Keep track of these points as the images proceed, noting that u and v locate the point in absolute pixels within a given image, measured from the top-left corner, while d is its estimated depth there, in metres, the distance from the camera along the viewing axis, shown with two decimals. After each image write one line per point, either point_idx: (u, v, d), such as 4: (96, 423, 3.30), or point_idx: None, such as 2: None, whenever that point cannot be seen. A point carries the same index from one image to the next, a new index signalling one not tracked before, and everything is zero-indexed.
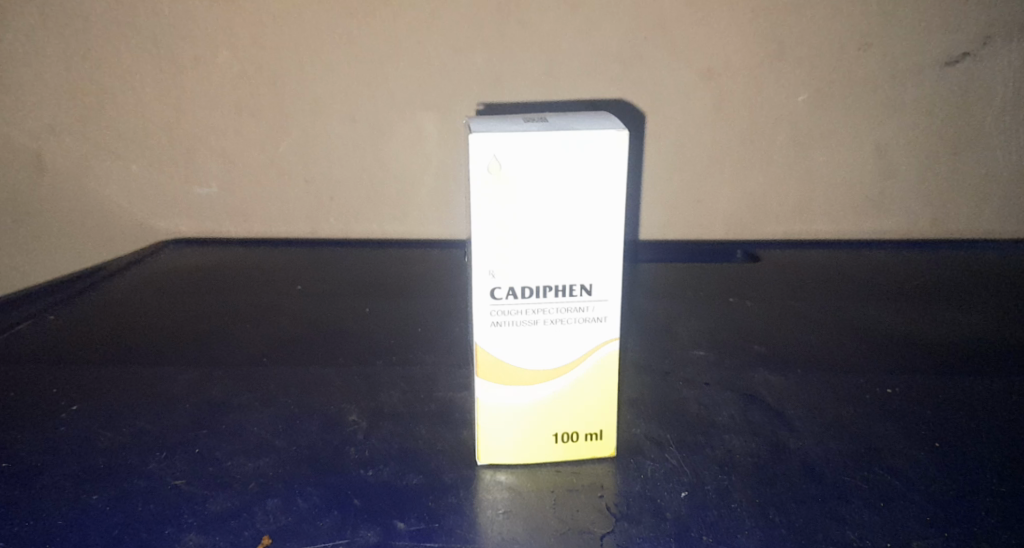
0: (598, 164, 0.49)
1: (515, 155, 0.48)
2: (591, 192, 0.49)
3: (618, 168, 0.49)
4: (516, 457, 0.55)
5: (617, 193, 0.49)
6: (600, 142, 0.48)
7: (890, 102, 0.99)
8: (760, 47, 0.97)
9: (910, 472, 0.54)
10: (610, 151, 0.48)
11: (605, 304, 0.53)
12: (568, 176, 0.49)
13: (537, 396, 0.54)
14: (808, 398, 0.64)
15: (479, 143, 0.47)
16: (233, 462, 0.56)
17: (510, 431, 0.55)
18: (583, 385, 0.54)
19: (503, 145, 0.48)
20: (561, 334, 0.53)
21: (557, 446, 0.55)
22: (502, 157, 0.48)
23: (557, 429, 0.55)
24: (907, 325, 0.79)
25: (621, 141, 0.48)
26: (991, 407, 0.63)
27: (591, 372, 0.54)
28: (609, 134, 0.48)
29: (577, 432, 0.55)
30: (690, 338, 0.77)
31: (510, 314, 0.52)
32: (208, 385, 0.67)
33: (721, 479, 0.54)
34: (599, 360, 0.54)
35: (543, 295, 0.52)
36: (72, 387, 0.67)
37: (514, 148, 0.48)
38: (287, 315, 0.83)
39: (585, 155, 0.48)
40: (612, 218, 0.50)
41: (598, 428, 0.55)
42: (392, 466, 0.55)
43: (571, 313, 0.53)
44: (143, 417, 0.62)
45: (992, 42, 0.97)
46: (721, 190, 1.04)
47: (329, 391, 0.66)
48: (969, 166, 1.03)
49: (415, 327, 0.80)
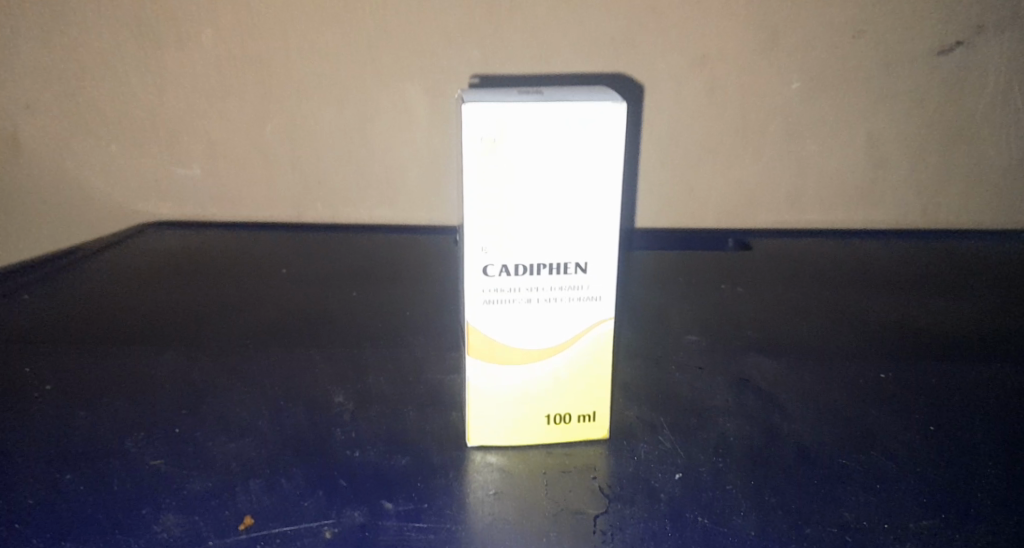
0: (597, 141, 0.47)
1: (510, 127, 0.46)
2: (588, 167, 0.48)
3: (615, 142, 0.47)
4: (506, 439, 0.54)
5: (614, 171, 0.48)
6: (599, 116, 0.47)
7: (883, 90, 0.99)
8: (754, 33, 0.96)
9: (905, 455, 0.54)
10: (606, 126, 0.47)
11: (600, 283, 0.52)
12: (564, 155, 0.48)
13: (531, 377, 0.53)
14: (801, 383, 0.64)
15: (472, 113, 0.46)
16: (216, 443, 0.54)
17: (500, 411, 0.54)
18: (577, 367, 0.53)
19: (497, 117, 0.46)
20: (554, 314, 0.52)
21: (548, 428, 0.54)
22: (496, 129, 0.46)
23: (549, 411, 0.54)
24: (899, 314, 0.78)
25: (619, 116, 0.47)
26: (983, 392, 0.62)
27: (588, 353, 0.53)
28: (606, 108, 0.47)
29: (570, 414, 0.54)
30: (682, 324, 0.76)
31: (501, 293, 0.51)
32: (190, 368, 0.66)
33: (715, 461, 0.53)
34: (594, 340, 0.53)
35: (536, 274, 0.51)
36: (49, 368, 0.65)
37: (508, 119, 0.46)
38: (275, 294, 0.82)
39: (582, 130, 0.47)
40: (607, 198, 0.49)
41: (592, 410, 0.54)
42: (380, 447, 0.54)
43: (566, 292, 0.52)
44: (122, 398, 0.60)
45: (986, 30, 0.96)
46: (712, 178, 1.04)
47: (317, 374, 0.65)
48: (961, 155, 1.02)
49: (403, 311, 0.79)
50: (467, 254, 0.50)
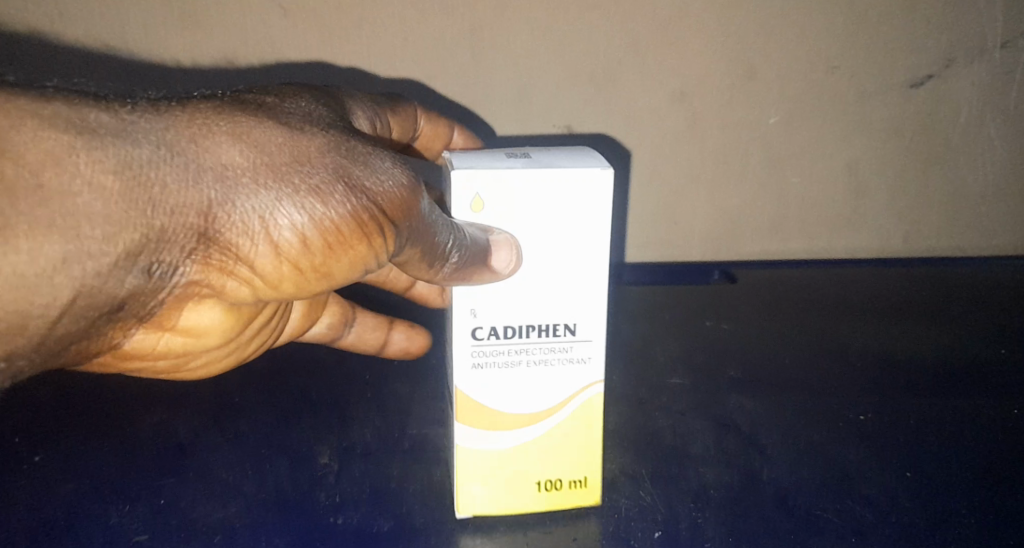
0: (582, 202, 0.52)
1: (499, 190, 0.51)
2: (574, 226, 0.52)
3: (599, 203, 0.52)
4: (498, 506, 0.55)
5: (599, 230, 0.52)
6: (584, 180, 0.51)
7: (859, 122, 1.01)
8: (731, 70, 0.98)
9: (879, 499, 0.55)
10: (590, 190, 0.52)
11: (587, 344, 0.55)
12: (550, 215, 0.52)
13: (523, 441, 0.55)
14: (782, 424, 0.64)
15: (464, 177, 0.51)
16: (200, 511, 0.55)
17: (492, 477, 0.55)
18: (568, 430, 0.56)
19: (486, 180, 0.51)
20: (546, 374, 0.55)
21: (540, 495, 0.56)
22: (486, 191, 0.51)
23: (540, 476, 0.56)
24: (880, 346, 0.79)
25: (603, 179, 0.51)
26: (959, 430, 0.63)
27: (577, 415, 0.56)
28: (590, 172, 0.51)
29: (561, 480, 0.56)
30: (667, 363, 0.76)
31: (493, 353, 0.54)
32: (176, 427, 0.66)
33: (694, 514, 0.54)
34: (584, 402, 0.56)
35: (526, 336, 0.54)
36: (34, 433, 0.66)
37: (497, 182, 0.51)
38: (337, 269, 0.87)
39: (568, 193, 0.52)
40: (593, 255, 0.53)
41: (583, 475, 0.56)
42: (364, 510, 0.55)
43: (556, 354, 0.55)
44: (107, 464, 0.61)
45: (955, 62, 0.98)
46: (696, 211, 1.05)
47: (302, 429, 0.65)
48: (938, 183, 1.04)
49: (390, 358, 0.79)
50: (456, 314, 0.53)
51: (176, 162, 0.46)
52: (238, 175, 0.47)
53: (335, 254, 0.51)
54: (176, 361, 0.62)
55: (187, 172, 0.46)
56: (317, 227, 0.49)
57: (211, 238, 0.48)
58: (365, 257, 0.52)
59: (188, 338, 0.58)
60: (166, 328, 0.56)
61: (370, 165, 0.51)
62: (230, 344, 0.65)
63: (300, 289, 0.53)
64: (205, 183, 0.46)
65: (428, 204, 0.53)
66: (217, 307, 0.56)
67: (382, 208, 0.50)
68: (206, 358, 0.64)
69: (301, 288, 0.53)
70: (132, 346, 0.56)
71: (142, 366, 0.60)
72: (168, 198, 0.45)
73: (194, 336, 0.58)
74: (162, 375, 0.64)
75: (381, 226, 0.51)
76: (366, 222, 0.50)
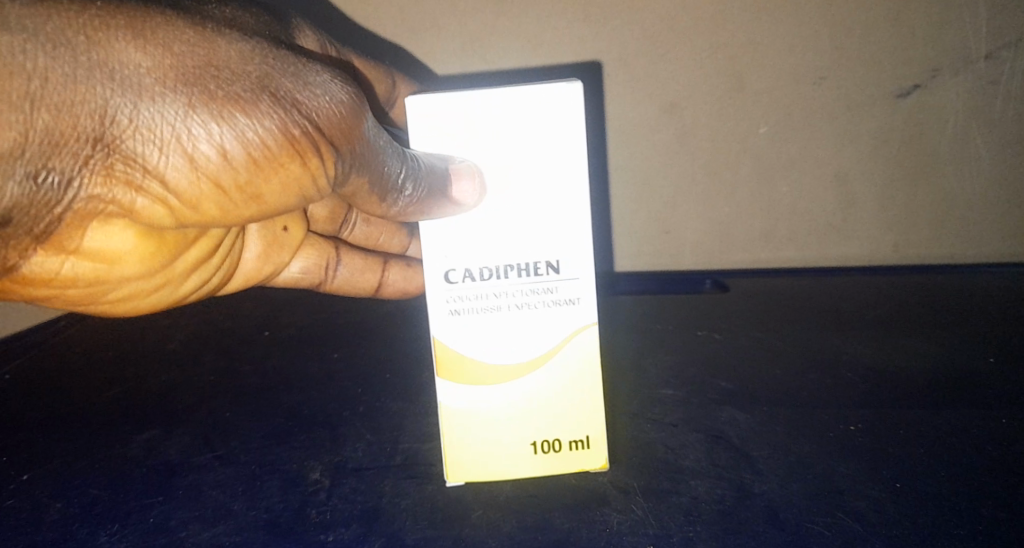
0: (538, 112, 0.62)
1: (458, 108, 0.62)
2: (530, 133, 0.62)
3: (551, 113, 0.62)
4: (496, 468, 0.62)
5: (553, 137, 0.62)
6: (537, 93, 0.61)
7: (847, 133, 1.01)
8: (720, 82, 1.00)
9: (871, 514, 0.55)
10: (543, 102, 0.61)
11: (566, 283, 0.63)
12: (507, 125, 0.62)
13: (519, 393, 0.64)
14: (772, 437, 0.64)
15: (425, 99, 0.62)
16: (189, 531, 0.55)
17: (491, 433, 0.63)
18: (560, 386, 0.63)
19: (446, 100, 0.62)
20: (531, 304, 0.63)
21: (537, 457, 0.62)
22: (445, 110, 0.63)
23: (537, 438, 0.63)
24: (872, 358, 0.79)
25: (553, 90, 0.61)
26: (950, 442, 0.63)
27: (574, 380, 0.63)
28: (542, 88, 0.61)
29: (558, 441, 0.63)
30: (660, 376, 0.76)
31: (475, 275, 0.63)
32: (168, 445, 0.66)
33: (686, 529, 0.54)
34: (574, 350, 0.63)
35: (511, 274, 0.63)
36: (26, 452, 0.66)
37: (456, 103, 0.62)
38: (318, 228, 0.94)
39: (522, 105, 0.62)
40: (551, 162, 0.62)
41: (584, 437, 0.62)
42: (353, 529, 0.54)
43: (542, 292, 0.63)
44: (97, 483, 0.61)
45: (941, 73, 0.99)
46: (687, 221, 1.06)
47: (293, 446, 0.65)
48: (929, 192, 1.04)
49: (383, 373, 0.79)
50: (431, 255, 0.64)
51: (85, 67, 0.53)
52: (149, 82, 0.54)
53: (265, 172, 0.60)
54: (132, 289, 0.73)
55: (109, 83, 0.54)
56: (237, 142, 0.57)
57: (112, 149, 0.56)
58: (301, 178, 0.61)
59: (98, 265, 0.66)
60: (68, 251, 0.63)
61: (304, 79, 0.59)
62: (163, 275, 0.75)
63: (223, 209, 0.62)
64: (117, 95, 0.54)
65: (372, 135, 0.63)
66: (126, 232, 0.64)
67: (319, 128, 0.59)
68: (126, 287, 0.72)
69: (231, 209, 0.62)
70: (36, 265, 0.64)
71: (62, 291, 0.68)
72: (87, 101, 0.54)
73: (107, 263, 0.66)
74: (102, 307, 0.74)
75: (319, 146, 0.59)
76: (290, 137, 0.58)
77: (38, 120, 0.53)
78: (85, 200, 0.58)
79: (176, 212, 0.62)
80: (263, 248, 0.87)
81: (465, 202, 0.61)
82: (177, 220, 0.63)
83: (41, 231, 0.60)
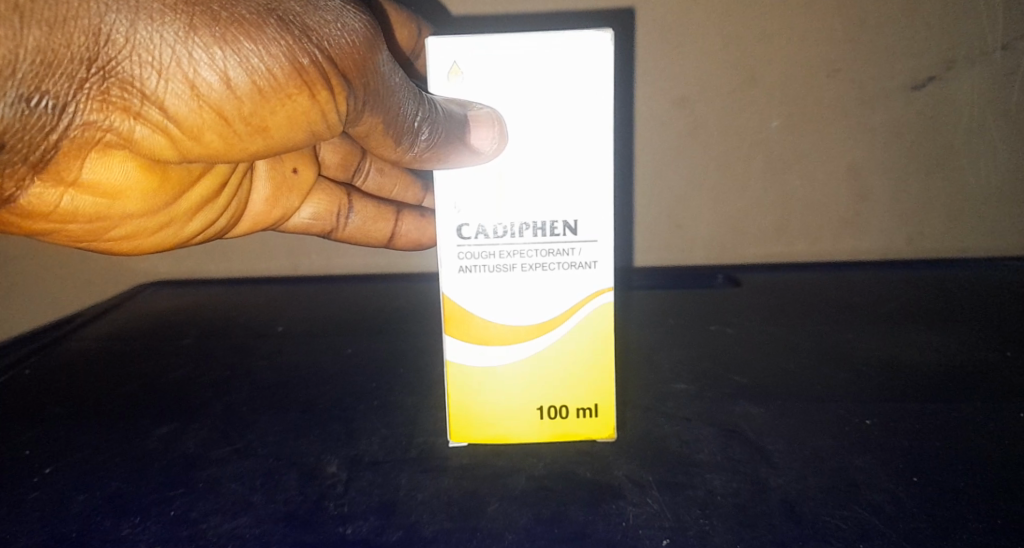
0: (564, 62, 0.61)
1: (481, 54, 0.61)
2: (556, 84, 0.61)
3: (578, 63, 0.60)
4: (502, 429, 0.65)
5: (580, 88, 0.61)
6: (565, 42, 0.60)
7: (859, 126, 1.01)
8: (732, 75, 0.99)
9: (889, 507, 0.54)
10: (569, 51, 0.60)
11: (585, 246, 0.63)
12: (532, 75, 0.61)
13: (528, 358, 0.65)
14: (786, 430, 0.64)
15: (448, 42, 0.61)
16: (210, 523, 0.55)
17: (501, 394, 0.65)
18: (569, 350, 0.65)
19: (469, 44, 0.61)
20: (548, 261, 0.64)
21: (544, 422, 0.65)
22: (467, 55, 0.61)
23: (543, 402, 0.65)
24: (884, 352, 0.79)
25: (580, 40, 0.60)
26: (965, 435, 0.63)
27: (583, 349, 0.65)
28: (569, 36, 0.60)
29: (566, 407, 0.65)
30: (672, 370, 0.76)
31: (490, 232, 0.63)
32: (186, 439, 0.67)
33: (701, 522, 0.54)
34: (586, 314, 0.64)
35: (528, 232, 0.63)
36: (45, 446, 0.66)
37: (478, 48, 0.61)
38: (329, 173, 0.96)
39: (548, 54, 0.60)
40: (576, 113, 0.61)
41: (592, 404, 0.65)
42: (372, 521, 0.55)
43: (559, 250, 0.63)
44: (117, 476, 0.61)
45: (956, 65, 0.99)
46: (699, 215, 1.06)
47: (309, 440, 0.65)
48: (943, 185, 1.04)
49: (396, 367, 0.79)
50: (442, 212, 0.63)
51: None
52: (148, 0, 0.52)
53: (272, 105, 0.58)
54: (135, 226, 0.74)
55: None
56: (240, 69, 0.55)
57: (108, 72, 0.53)
58: (309, 111, 0.60)
59: (99, 199, 0.66)
60: (67, 182, 0.62)
61: (314, 5, 0.58)
62: (166, 212, 0.76)
63: (226, 140, 0.60)
64: (111, 11, 0.51)
65: (384, 73, 0.63)
66: (127, 164, 0.63)
67: (328, 59, 0.58)
68: (129, 225, 0.73)
69: (234, 141, 0.60)
70: (34, 197, 0.62)
71: (63, 225, 0.67)
72: (80, 17, 0.51)
73: (109, 197, 0.66)
74: (107, 244, 0.74)
75: (328, 78, 0.59)
76: (298, 67, 0.57)
77: (29, 37, 0.50)
78: (79, 130, 0.56)
79: (178, 142, 0.59)
80: (271, 191, 0.89)
81: (484, 152, 0.61)
82: (179, 151, 0.60)
83: (34, 164, 0.58)
